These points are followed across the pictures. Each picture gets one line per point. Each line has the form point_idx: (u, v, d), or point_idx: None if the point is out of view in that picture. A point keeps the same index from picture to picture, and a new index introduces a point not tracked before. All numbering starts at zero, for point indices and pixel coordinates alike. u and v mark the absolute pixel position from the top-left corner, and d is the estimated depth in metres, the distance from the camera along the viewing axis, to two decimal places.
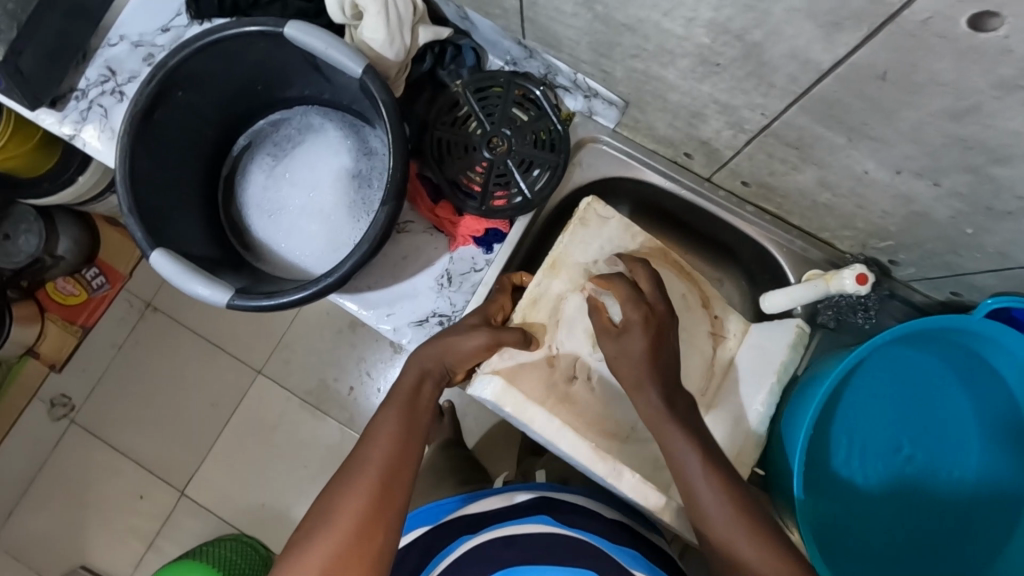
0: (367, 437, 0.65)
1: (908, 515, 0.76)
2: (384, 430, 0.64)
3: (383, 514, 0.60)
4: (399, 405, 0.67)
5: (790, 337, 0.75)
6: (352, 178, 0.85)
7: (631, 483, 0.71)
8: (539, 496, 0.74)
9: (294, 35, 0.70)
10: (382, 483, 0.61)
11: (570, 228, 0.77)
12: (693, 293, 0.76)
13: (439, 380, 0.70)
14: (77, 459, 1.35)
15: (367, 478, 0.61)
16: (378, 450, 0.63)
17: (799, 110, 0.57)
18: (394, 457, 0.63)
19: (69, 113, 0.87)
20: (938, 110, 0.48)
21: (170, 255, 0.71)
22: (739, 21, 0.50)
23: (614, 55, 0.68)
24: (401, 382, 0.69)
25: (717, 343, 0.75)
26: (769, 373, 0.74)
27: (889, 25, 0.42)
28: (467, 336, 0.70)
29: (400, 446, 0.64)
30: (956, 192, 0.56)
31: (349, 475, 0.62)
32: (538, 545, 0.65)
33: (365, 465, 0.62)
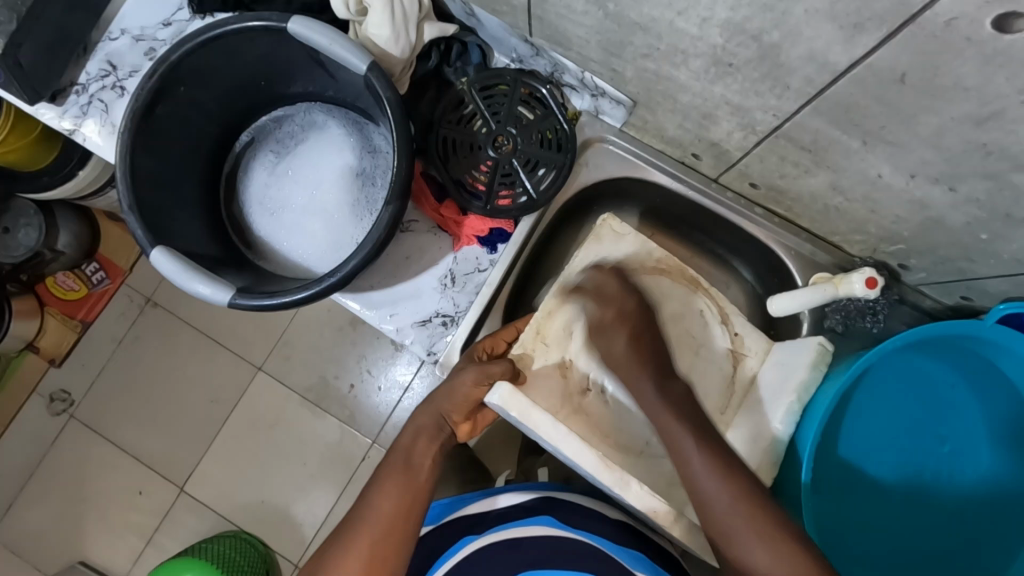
0: (367, 497, 0.64)
1: (914, 521, 0.75)
2: (382, 493, 0.64)
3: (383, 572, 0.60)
4: (398, 462, 0.65)
5: (810, 356, 0.71)
6: (355, 177, 0.84)
7: (639, 494, 0.66)
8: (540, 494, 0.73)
9: (298, 31, 0.69)
10: (376, 547, 0.61)
11: (585, 246, 0.76)
12: (712, 308, 0.76)
13: (434, 433, 0.68)
14: (75, 455, 1.34)
15: (364, 543, 0.61)
16: (376, 513, 0.62)
17: (813, 112, 0.56)
18: (395, 516, 0.62)
19: (69, 108, 0.86)
20: (959, 114, 0.47)
21: (171, 253, 0.70)
22: (755, 20, 0.48)
23: (624, 54, 0.67)
24: (397, 443, 0.68)
25: (736, 360, 0.75)
26: (787, 391, 0.71)
27: (913, 26, 0.41)
28: (456, 380, 0.69)
29: (401, 504, 0.62)
30: (974, 198, 0.55)
31: (347, 536, 0.62)
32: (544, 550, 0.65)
33: (362, 527, 0.62)
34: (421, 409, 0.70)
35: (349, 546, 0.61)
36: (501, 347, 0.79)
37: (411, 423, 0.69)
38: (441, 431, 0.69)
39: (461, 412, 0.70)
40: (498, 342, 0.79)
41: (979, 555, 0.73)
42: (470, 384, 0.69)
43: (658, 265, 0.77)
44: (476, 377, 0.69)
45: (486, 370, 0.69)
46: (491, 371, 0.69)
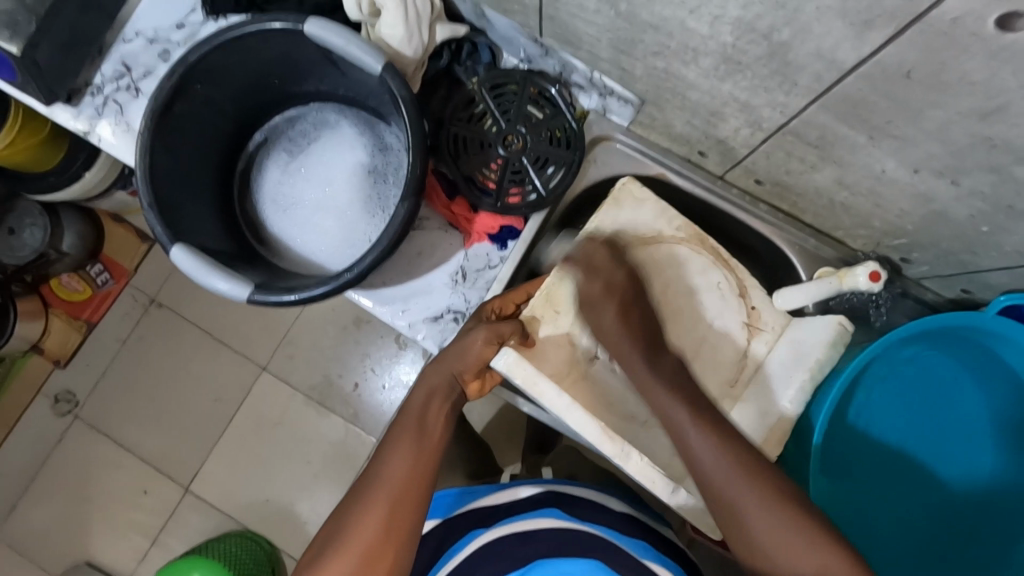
0: (382, 456, 0.65)
1: (916, 508, 0.77)
2: (397, 453, 0.65)
3: (399, 526, 0.61)
4: (410, 423, 0.67)
5: (828, 335, 0.74)
6: (367, 174, 0.86)
7: (639, 466, 0.69)
8: (547, 488, 0.74)
9: (315, 31, 0.71)
10: (393, 505, 0.61)
11: (603, 207, 0.77)
12: (729, 281, 0.77)
13: (446, 394, 0.70)
14: (81, 454, 1.35)
15: (381, 502, 0.61)
16: (392, 473, 0.63)
17: (821, 109, 0.58)
18: (409, 472, 0.63)
19: (84, 108, 0.87)
20: (964, 109, 0.48)
21: (190, 250, 0.72)
22: (766, 18, 0.50)
23: (635, 53, 0.68)
24: (408, 406, 0.70)
25: (750, 333, 0.76)
26: (802, 368, 0.74)
27: (922, 23, 0.43)
28: (467, 338, 0.71)
29: (414, 462, 0.64)
30: (977, 191, 0.57)
31: (364, 495, 0.63)
32: (552, 539, 0.65)
33: (376, 487, 0.63)
34: (432, 368, 0.71)
35: (366, 504, 0.62)
36: (511, 310, 0.78)
37: (422, 384, 0.70)
38: (452, 393, 0.71)
39: (472, 371, 0.71)
40: (507, 303, 0.78)
41: (980, 539, 0.76)
42: (482, 342, 0.70)
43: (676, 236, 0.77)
44: (487, 336, 0.71)
45: (495, 329, 0.71)
46: (502, 331, 0.71)
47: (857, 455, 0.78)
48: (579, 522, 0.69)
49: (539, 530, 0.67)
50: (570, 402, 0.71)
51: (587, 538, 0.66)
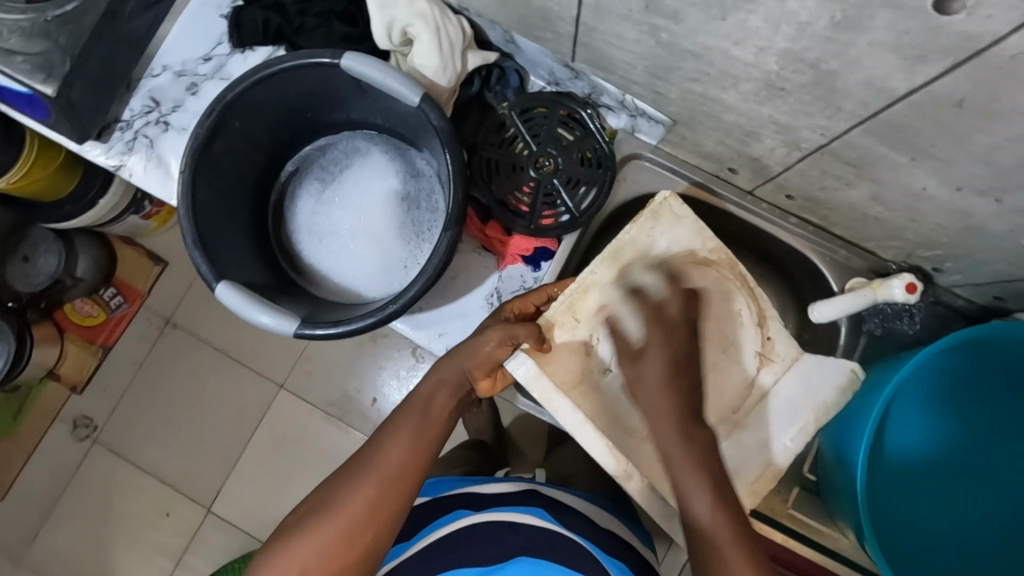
0: (379, 439, 0.67)
1: (956, 517, 0.78)
2: (396, 439, 0.66)
3: (383, 510, 0.63)
4: (414, 413, 0.68)
5: (841, 380, 0.73)
6: (401, 201, 0.86)
7: (638, 489, 0.72)
8: (530, 485, 0.78)
9: (351, 66, 0.72)
10: (383, 487, 0.64)
11: (641, 219, 0.75)
12: (750, 309, 0.75)
13: (455, 388, 0.71)
14: (103, 479, 1.35)
15: (372, 482, 0.64)
16: (388, 457, 0.65)
17: (863, 132, 0.59)
18: (403, 461, 0.65)
19: (115, 143, 0.87)
20: (1013, 134, 0.49)
21: (235, 287, 0.72)
22: (815, 50, 0.51)
23: (671, 78, 0.69)
24: (415, 394, 0.71)
25: (761, 363, 0.75)
26: (807, 410, 0.73)
27: (978, 60, 0.44)
28: (479, 340, 0.71)
29: (410, 451, 0.66)
30: (1019, 209, 0.58)
31: (355, 472, 0.65)
32: (534, 537, 0.69)
33: (368, 469, 0.65)
34: (445, 361, 0.72)
35: (357, 482, 0.64)
36: (531, 311, 0.79)
37: (433, 373, 0.71)
38: (461, 388, 0.71)
39: (483, 369, 0.71)
40: (527, 304, 0.78)
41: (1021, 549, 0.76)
42: (494, 344, 0.70)
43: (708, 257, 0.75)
44: (502, 337, 0.71)
45: (511, 332, 0.71)
46: (517, 333, 0.71)
47: (896, 465, 0.80)
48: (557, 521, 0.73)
49: (525, 526, 0.70)
50: (582, 419, 0.73)
51: (568, 543, 0.69)
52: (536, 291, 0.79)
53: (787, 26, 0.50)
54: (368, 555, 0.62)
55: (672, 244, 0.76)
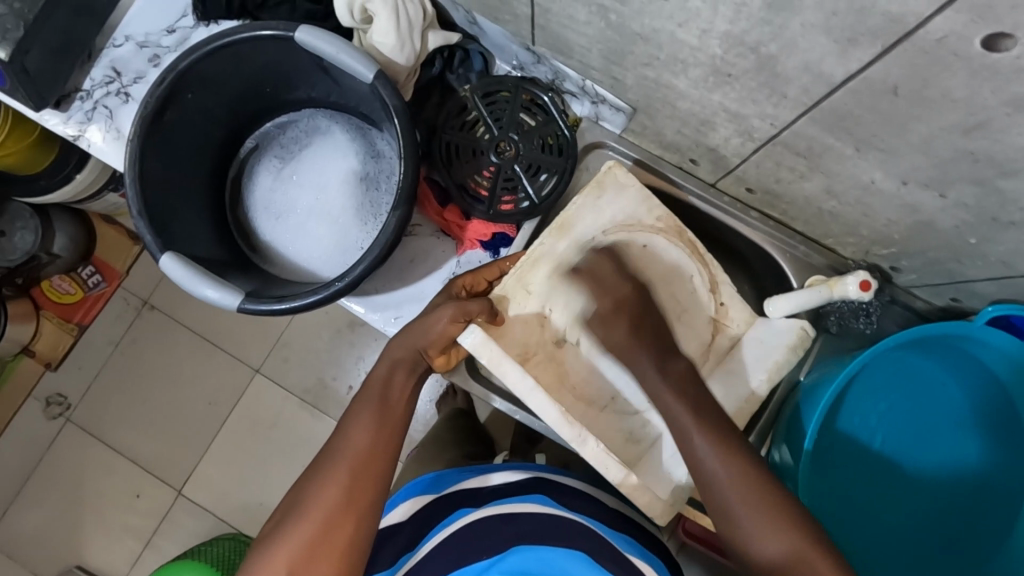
0: (342, 428, 0.65)
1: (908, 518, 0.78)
2: (358, 425, 0.64)
3: (359, 501, 0.60)
4: (373, 400, 0.66)
5: (790, 339, 0.75)
6: (359, 181, 0.86)
7: (597, 453, 0.69)
8: (534, 474, 0.73)
9: (304, 39, 0.71)
10: (353, 477, 0.61)
11: (585, 191, 0.75)
12: (703, 276, 0.76)
13: (412, 366, 0.69)
14: (72, 458, 1.33)
15: (340, 472, 0.61)
16: (352, 446, 0.63)
17: (808, 121, 0.59)
18: (372, 448, 0.63)
19: (74, 113, 0.86)
20: (948, 124, 0.50)
21: (180, 258, 0.71)
22: (754, 33, 0.51)
23: (626, 63, 0.69)
24: (372, 377, 0.68)
25: (717, 329, 0.76)
26: (763, 369, 0.75)
27: (904, 43, 0.44)
28: (431, 317, 0.68)
29: (377, 437, 0.64)
30: (962, 203, 0.58)
31: (324, 467, 0.62)
32: (538, 524, 0.64)
33: (338, 460, 0.62)
34: (399, 340, 0.69)
35: (326, 474, 0.61)
36: (482, 287, 0.77)
37: (387, 354, 0.69)
38: (418, 364, 0.69)
39: (437, 348, 0.69)
40: (479, 280, 0.76)
41: (970, 548, 0.76)
42: (446, 321, 0.68)
43: (654, 224, 0.75)
44: (454, 314, 0.68)
45: (464, 309, 0.69)
46: (469, 311, 0.69)
47: (847, 465, 0.79)
48: (564, 509, 0.68)
49: (523, 513, 0.66)
50: (532, 385, 0.70)
51: (573, 526, 0.65)
52: (486, 267, 0.77)
53: (725, 7, 0.50)
54: (352, 549, 0.59)
55: (620, 212, 0.75)
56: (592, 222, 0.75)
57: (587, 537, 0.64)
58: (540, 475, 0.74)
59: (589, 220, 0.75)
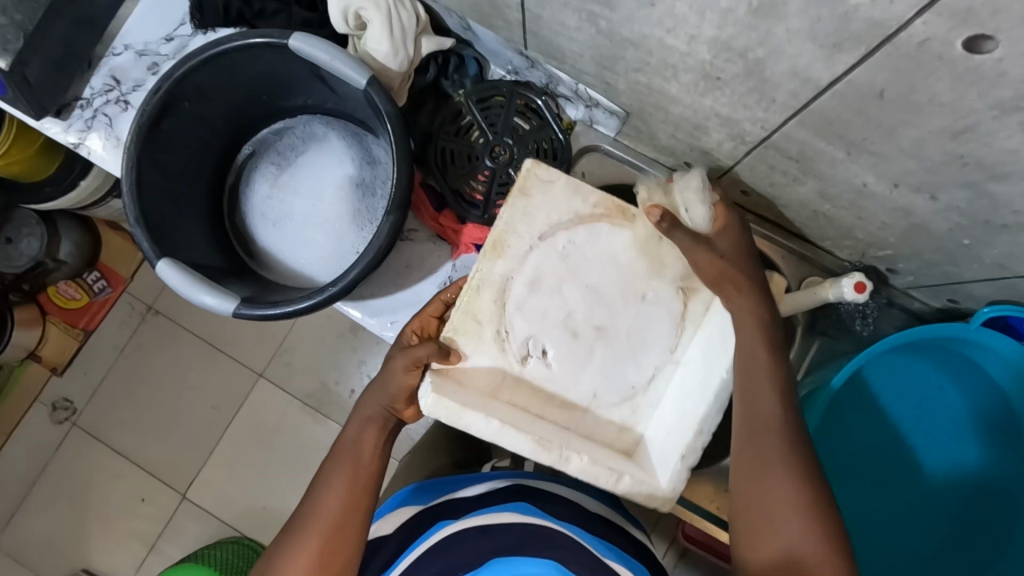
0: (316, 487, 0.64)
1: (895, 528, 0.78)
2: (331, 485, 0.63)
3: (332, 564, 0.60)
4: (346, 456, 0.65)
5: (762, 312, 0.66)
6: (354, 187, 0.86)
7: (582, 468, 0.61)
8: (514, 482, 0.73)
9: (298, 47, 0.71)
10: (325, 540, 0.60)
11: (511, 202, 0.66)
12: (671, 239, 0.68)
13: (383, 424, 0.67)
14: (77, 463, 1.34)
15: (313, 535, 0.60)
16: (324, 509, 0.62)
17: (799, 125, 0.59)
18: (344, 508, 0.62)
19: (74, 121, 0.87)
20: (937, 128, 0.50)
21: (176, 264, 0.72)
22: (741, 38, 0.52)
23: (617, 68, 0.70)
24: (343, 437, 0.68)
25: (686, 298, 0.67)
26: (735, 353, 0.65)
27: (889, 47, 0.45)
28: (389, 372, 0.64)
29: (351, 494, 0.63)
30: (954, 206, 0.58)
31: (297, 530, 0.61)
32: (513, 536, 0.63)
33: (309, 523, 0.61)
34: (367, 398, 0.69)
35: (299, 541, 0.60)
36: (432, 327, 0.71)
37: (358, 413, 0.68)
38: (388, 424, 0.68)
39: (402, 400, 0.66)
40: (426, 321, 0.71)
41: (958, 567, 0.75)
42: (402, 372, 0.63)
43: (593, 212, 0.67)
44: (405, 363, 0.63)
45: (414, 357, 0.62)
46: (419, 359, 0.62)
47: (843, 467, 0.79)
48: (549, 519, 0.67)
49: (502, 525, 0.64)
50: (498, 427, 0.61)
51: (552, 536, 0.64)
52: (429, 303, 0.72)
53: (711, 13, 0.51)
54: None
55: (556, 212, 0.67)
56: (527, 230, 0.66)
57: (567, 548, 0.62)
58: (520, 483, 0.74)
59: (524, 229, 0.66)
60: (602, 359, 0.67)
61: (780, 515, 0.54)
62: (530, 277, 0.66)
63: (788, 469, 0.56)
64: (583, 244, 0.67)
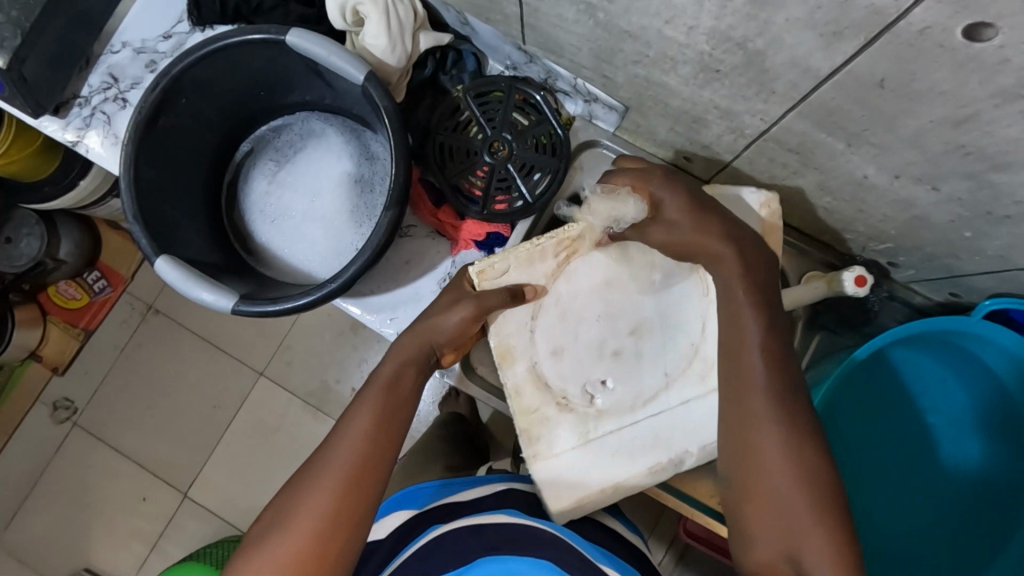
0: (341, 427, 0.63)
1: (893, 526, 0.78)
2: (356, 426, 0.62)
3: (351, 505, 0.59)
4: (374, 396, 0.64)
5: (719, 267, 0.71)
6: (354, 183, 0.86)
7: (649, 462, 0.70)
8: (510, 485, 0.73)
9: (295, 42, 0.71)
10: (347, 479, 0.60)
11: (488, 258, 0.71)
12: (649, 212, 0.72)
13: (421, 367, 0.67)
14: (79, 462, 1.34)
15: (334, 475, 0.60)
16: (348, 449, 0.61)
17: (799, 116, 0.59)
18: (368, 450, 0.61)
19: (72, 119, 0.87)
20: (937, 117, 0.50)
21: (175, 261, 0.72)
22: (740, 29, 0.52)
23: (616, 61, 0.69)
24: (376, 375, 0.66)
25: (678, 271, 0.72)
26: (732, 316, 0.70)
27: (889, 35, 0.44)
28: (443, 314, 0.68)
29: (376, 437, 0.62)
30: (955, 197, 0.58)
31: (317, 470, 0.61)
32: (505, 535, 0.63)
33: (332, 462, 0.61)
34: (404, 340, 0.68)
35: (319, 480, 0.60)
36: None
37: (393, 355, 0.67)
38: (424, 369, 0.67)
39: (451, 346, 0.69)
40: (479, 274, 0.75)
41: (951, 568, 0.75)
42: (463, 320, 0.68)
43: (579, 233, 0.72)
44: (472, 312, 0.68)
45: (483, 303, 0.68)
46: (489, 306, 0.68)
47: (846, 462, 0.79)
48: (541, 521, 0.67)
49: (494, 524, 0.65)
50: (586, 451, 0.71)
51: (546, 535, 0.64)
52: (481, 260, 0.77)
53: (710, 3, 0.51)
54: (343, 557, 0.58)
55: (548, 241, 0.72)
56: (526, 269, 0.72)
57: (558, 548, 0.63)
58: (514, 486, 0.74)
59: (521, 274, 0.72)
60: (654, 349, 0.72)
61: (786, 520, 0.57)
62: (559, 310, 0.73)
63: (789, 475, 0.58)
64: (585, 264, 0.73)
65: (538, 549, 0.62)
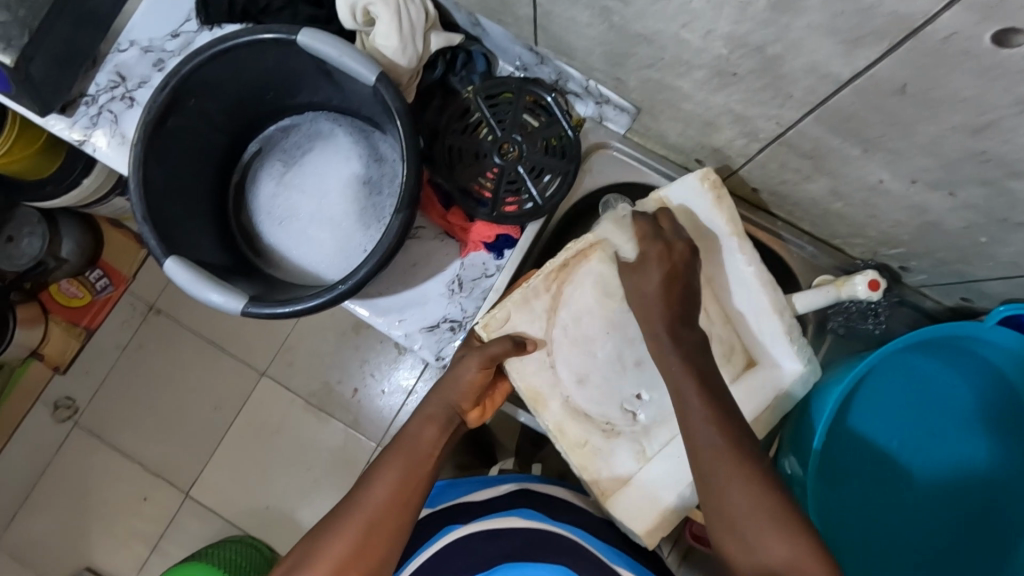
0: (368, 477, 0.65)
1: (908, 531, 0.77)
2: (383, 478, 0.64)
3: (371, 552, 0.60)
4: (401, 451, 0.66)
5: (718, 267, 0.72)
6: (363, 184, 0.86)
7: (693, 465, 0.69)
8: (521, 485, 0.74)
9: (307, 42, 0.70)
10: (368, 529, 0.61)
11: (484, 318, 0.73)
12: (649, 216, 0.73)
13: (444, 423, 0.69)
14: (80, 462, 1.33)
15: (358, 522, 0.61)
16: (373, 499, 0.62)
17: (814, 121, 0.58)
18: (393, 503, 0.62)
19: (79, 118, 0.86)
20: (957, 124, 0.49)
21: (184, 262, 0.71)
22: (758, 34, 0.51)
23: (629, 64, 0.69)
24: (401, 432, 0.68)
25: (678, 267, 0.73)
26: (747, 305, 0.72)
27: (912, 42, 0.44)
28: (457, 370, 0.70)
29: (401, 492, 0.63)
30: (971, 204, 0.57)
31: (342, 518, 0.62)
32: (520, 540, 0.63)
33: (356, 509, 0.62)
34: (428, 399, 0.71)
35: (344, 526, 0.61)
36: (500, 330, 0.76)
37: (420, 412, 0.70)
38: (450, 424, 0.69)
39: (469, 400, 0.70)
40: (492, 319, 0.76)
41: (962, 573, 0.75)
42: (473, 370, 0.69)
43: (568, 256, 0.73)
44: (478, 362, 0.69)
45: (487, 354, 0.70)
46: (494, 355, 0.69)
47: (858, 467, 0.78)
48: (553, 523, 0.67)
49: (508, 527, 0.64)
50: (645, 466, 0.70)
51: (559, 540, 0.64)
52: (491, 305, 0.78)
53: (728, 8, 0.50)
54: None
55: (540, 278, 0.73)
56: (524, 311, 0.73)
57: (570, 550, 0.63)
58: (524, 487, 0.74)
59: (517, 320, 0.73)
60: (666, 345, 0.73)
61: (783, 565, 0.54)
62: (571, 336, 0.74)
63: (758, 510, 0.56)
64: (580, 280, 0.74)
65: (552, 555, 0.61)
